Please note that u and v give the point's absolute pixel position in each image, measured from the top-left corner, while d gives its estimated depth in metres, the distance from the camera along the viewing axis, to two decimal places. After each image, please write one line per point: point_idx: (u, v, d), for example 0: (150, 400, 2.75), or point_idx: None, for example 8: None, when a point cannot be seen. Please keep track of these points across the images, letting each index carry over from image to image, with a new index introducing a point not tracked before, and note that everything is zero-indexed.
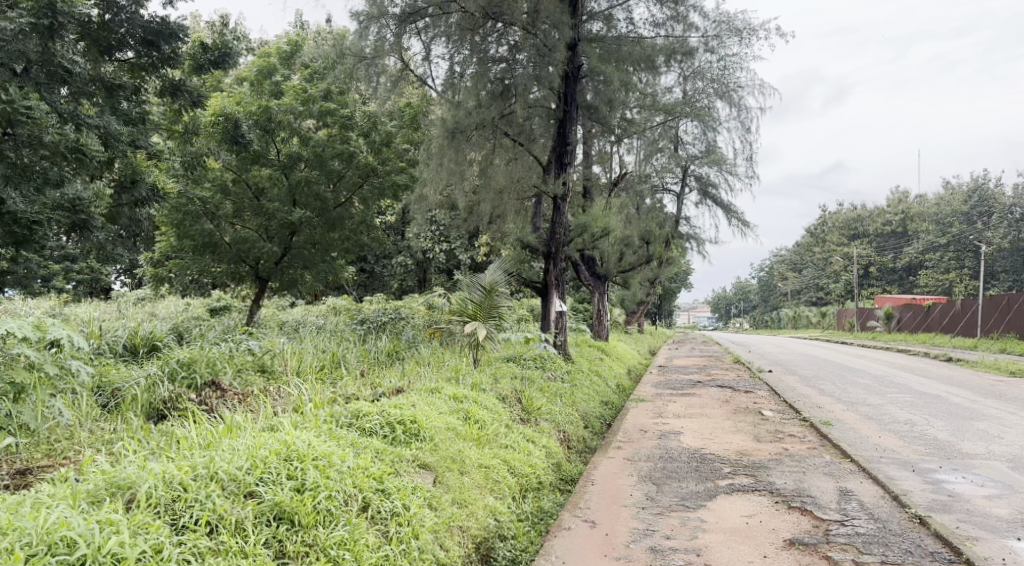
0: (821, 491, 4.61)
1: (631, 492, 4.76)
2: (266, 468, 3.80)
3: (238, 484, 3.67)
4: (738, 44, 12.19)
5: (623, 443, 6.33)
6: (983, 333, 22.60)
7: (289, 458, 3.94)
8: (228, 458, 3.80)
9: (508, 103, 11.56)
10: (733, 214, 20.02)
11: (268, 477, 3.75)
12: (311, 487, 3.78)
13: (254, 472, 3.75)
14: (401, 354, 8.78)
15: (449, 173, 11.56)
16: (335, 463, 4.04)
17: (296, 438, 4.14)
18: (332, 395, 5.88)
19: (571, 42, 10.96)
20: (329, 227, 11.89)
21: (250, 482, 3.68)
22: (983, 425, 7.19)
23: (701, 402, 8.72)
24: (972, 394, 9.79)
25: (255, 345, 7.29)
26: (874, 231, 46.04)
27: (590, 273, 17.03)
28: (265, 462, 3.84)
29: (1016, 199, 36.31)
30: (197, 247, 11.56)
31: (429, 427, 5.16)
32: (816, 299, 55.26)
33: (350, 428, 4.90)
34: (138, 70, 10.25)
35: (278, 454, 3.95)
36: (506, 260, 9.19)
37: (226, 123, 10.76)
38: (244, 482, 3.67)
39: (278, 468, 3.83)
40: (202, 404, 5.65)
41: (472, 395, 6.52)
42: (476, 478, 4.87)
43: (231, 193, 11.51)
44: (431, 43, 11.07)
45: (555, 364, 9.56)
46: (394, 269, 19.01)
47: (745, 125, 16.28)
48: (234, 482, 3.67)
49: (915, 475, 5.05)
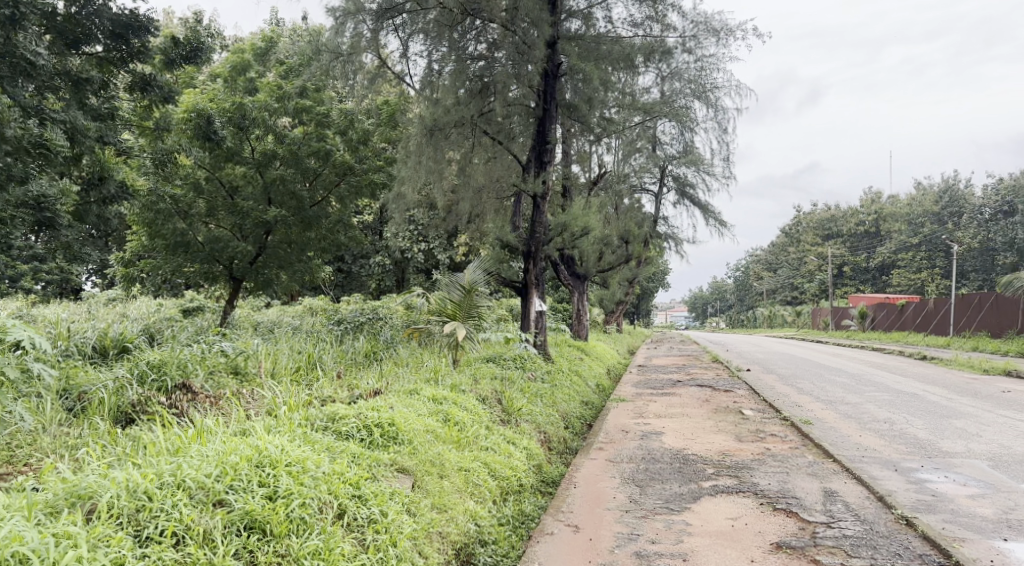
0: (805, 492, 4.56)
1: (614, 494, 4.68)
2: (236, 475, 3.65)
3: (206, 492, 3.52)
4: (715, 45, 12.16)
5: (605, 444, 6.25)
6: (956, 332, 22.89)
7: (261, 465, 3.79)
8: (197, 465, 3.65)
9: (487, 101, 11.35)
10: (710, 213, 20.09)
11: (238, 485, 3.60)
12: (283, 495, 3.64)
13: (223, 479, 3.60)
14: (379, 354, 8.64)
15: (427, 171, 11.24)
16: (309, 469, 3.89)
17: (269, 443, 3.99)
18: (308, 397, 5.73)
19: (550, 40, 10.88)
20: (305, 226, 11.69)
21: (220, 490, 3.54)
22: (961, 424, 7.22)
23: (681, 402, 8.68)
24: (948, 392, 9.87)
25: (227, 346, 7.09)
26: (848, 231, 46.61)
27: (569, 273, 17.02)
28: (235, 468, 3.69)
29: (986, 199, 36.91)
30: (169, 246, 11.30)
31: (407, 430, 5.04)
32: (791, 299, 55.79)
33: (325, 432, 4.76)
34: (107, 64, 9.93)
35: (249, 460, 3.79)
36: (485, 259, 9.08)
37: (198, 119, 10.46)
38: (213, 490, 3.52)
39: (249, 474, 3.68)
40: (172, 408, 5.47)
41: (451, 396, 6.40)
42: (456, 483, 4.75)
43: (204, 191, 11.27)
44: (408, 39, 10.88)
45: (535, 364, 9.47)
46: (371, 269, 18.81)
47: (722, 125, 16.33)
48: (202, 490, 3.52)
49: (898, 474, 5.02)
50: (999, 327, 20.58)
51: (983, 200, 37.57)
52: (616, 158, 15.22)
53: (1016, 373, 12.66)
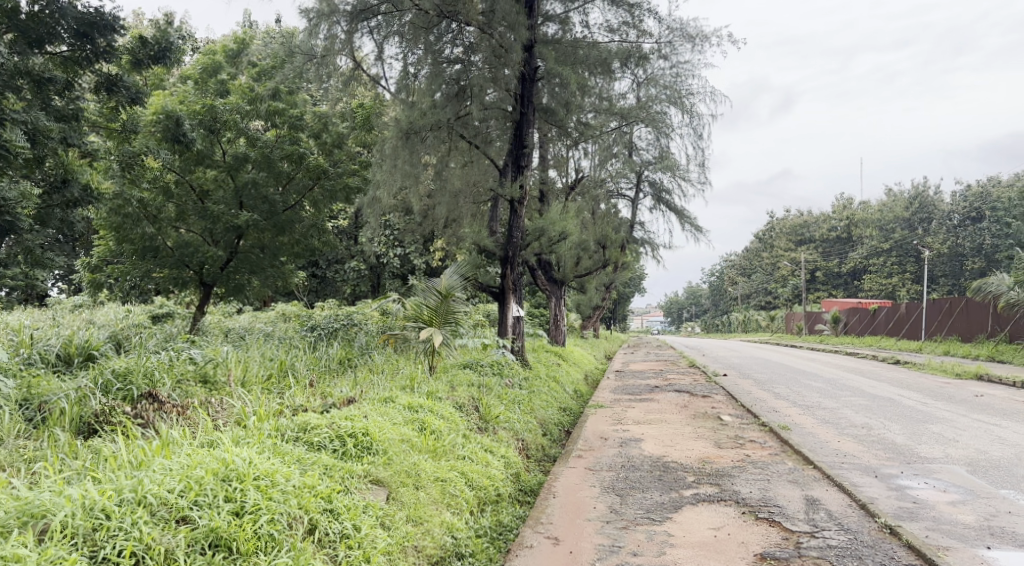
0: (787, 499, 4.51)
1: (594, 504, 4.58)
2: (201, 490, 3.49)
3: (169, 508, 3.37)
4: (691, 51, 12.18)
5: (583, 452, 6.16)
6: (928, 336, 23.20)
7: (227, 479, 3.63)
8: (160, 479, 3.49)
9: (464, 104, 11.27)
10: (686, 219, 20.17)
11: (203, 501, 3.45)
12: (251, 510, 3.49)
13: (188, 494, 3.44)
14: (354, 361, 8.48)
15: (403, 176, 11.05)
16: (279, 483, 3.75)
17: (236, 456, 3.83)
18: (279, 407, 5.57)
19: (526, 43, 10.81)
20: (278, 231, 11.46)
21: (184, 507, 3.38)
22: (938, 429, 7.25)
23: (660, 408, 8.62)
24: (923, 397, 9.94)
25: (196, 353, 6.88)
26: (820, 237, 47.17)
27: (546, 278, 17.02)
28: (200, 483, 3.53)
29: (955, 205, 37.52)
30: (137, 251, 11.02)
31: (382, 439, 4.91)
32: (765, 304, 56.32)
33: (296, 443, 4.61)
34: (71, 65, 9.69)
35: (215, 473, 3.63)
36: (463, 264, 8.93)
37: (167, 121, 10.23)
38: (176, 506, 3.37)
39: (214, 489, 3.52)
40: (138, 418, 5.27)
41: (427, 404, 6.26)
42: (432, 494, 4.62)
43: (174, 195, 11.03)
44: (384, 42, 10.73)
45: (513, 371, 9.36)
46: (346, 274, 18.58)
47: (697, 132, 16.36)
48: (164, 507, 3.37)
49: (879, 481, 5.00)
50: (969, 331, 20.89)
51: (953, 205, 38.16)
52: (592, 163, 15.16)
53: (988, 376, 12.83)
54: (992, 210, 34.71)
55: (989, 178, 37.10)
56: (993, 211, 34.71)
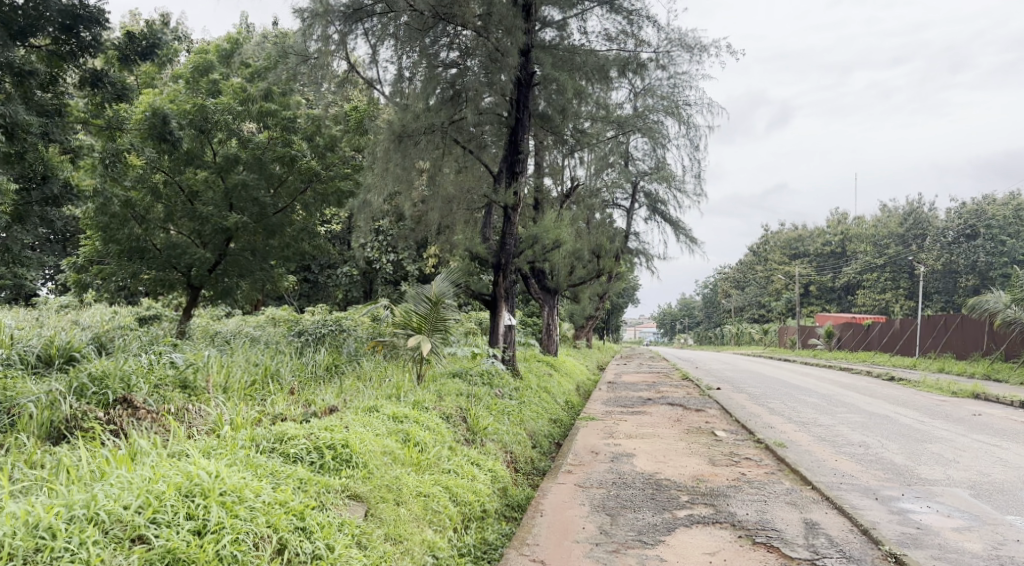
0: (786, 523, 4.31)
1: (582, 524, 4.37)
2: (160, 507, 3.29)
3: (124, 526, 3.16)
4: (688, 61, 12.08)
5: (574, 467, 5.95)
6: (922, 352, 23.10)
7: (190, 494, 3.43)
8: (115, 495, 3.29)
9: (459, 108, 11.10)
10: (681, 230, 20.04)
11: (162, 519, 3.24)
12: (213, 529, 3.29)
13: (145, 511, 3.24)
14: (341, 368, 8.27)
15: (394, 180, 10.92)
16: (247, 499, 3.54)
17: (202, 469, 3.62)
18: (258, 415, 5.37)
19: (523, 48, 10.64)
20: (267, 234, 11.25)
21: (139, 525, 3.17)
22: (937, 449, 7.09)
23: (653, 422, 8.43)
24: (920, 415, 9.78)
25: (177, 357, 6.63)
26: (815, 251, 47.16)
27: (539, 286, 16.94)
28: (159, 499, 3.32)
29: (949, 223, 37.52)
30: (123, 251, 10.84)
31: (362, 452, 4.69)
32: (758, 318, 56.29)
33: (272, 454, 4.40)
34: (55, 59, 9.52)
35: (177, 488, 3.43)
36: (454, 271, 8.74)
37: (153, 118, 10.08)
38: (132, 524, 3.17)
39: (174, 506, 3.32)
40: (110, 424, 5.05)
41: (413, 414, 6.04)
42: (414, 510, 4.42)
43: (163, 196, 10.84)
44: (378, 45, 10.56)
45: (503, 380, 9.15)
46: (338, 279, 18.37)
47: (694, 143, 16.23)
48: (119, 525, 3.16)
49: (880, 504, 4.81)
50: (964, 349, 20.78)
51: (947, 223, 37.61)
52: (588, 172, 15.04)
53: (984, 395, 12.69)
54: (986, 228, 34.70)
55: (983, 196, 37.09)
56: (987, 229, 34.68)
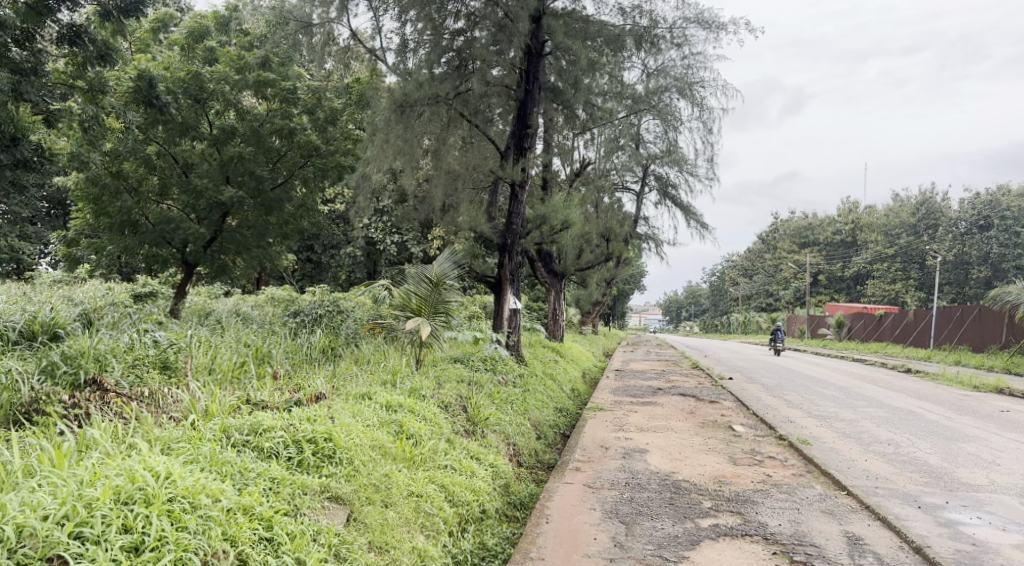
0: (825, 537, 3.83)
1: (594, 534, 3.89)
2: (87, 519, 2.94)
3: (41, 543, 2.83)
4: (705, 40, 11.49)
5: (582, 463, 5.46)
6: (937, 344, 22.48)
7: (126, 503, 3.08)
8: (35, 502, 2.95)
9: (465, 79, 10.47)
10: (692, 215, 19.47)
11: (88, 535, 2.91)
12: (151, 547, 2.96)
13: (67, 526, 2.90)
14: (338, 350, 7.78)
15: (395, 152, 10.18)
16: (198, 507, 3.20)
17: (146, 470, 3.26)
18: (236, 401, 4.90)
19: (534, 14, 10.05)
20: (265, 210, 10.76)
21: (59, 542, 2.84)
22: (973, 449, 6.59)
23: (665, 413, 7.93)
24: (947, 411, 9.23)
25: (159, 336, 6.10)
26: (825, 239, 46.23)
27: (546, 270, 16.63)
28: (88, 510, 2.98)
29: (962, 213, 36.71)
30: (114, 225, 10.33)
31: (348, 446, 4.23)
32: (765, 306, 55.58)
33: (245, 448, 3.93)
34: (35, 15, 8.86)
35: (112, 496, 3.08)
36: (457, 252, 8.28)
37: (139, 81, 9.49)
38: (48, 540, 2.83)
39: (105, 517, 2.98)
40: (73, 409, 4.56)
41: (409, 403, 5.53)
42: (404, 513, 3.98)
43: (156, 168, 10.31)
44: (381, 12, 10.09)
45: (507, 367, 8.67)
46: (342, 260, 17.77)
47: (707, 126, 15.62)
48: (33, 540, 2.83)
49: (925, 513, 4.31)
50: (981, 341, 20.17)
51: (960, 213, 36.84)
52: (598, 153, 14.49)
53: (1009, 390, 12.11)
54: (1001, 218, 33.87)
55: (997, 186, 36.27)
56: (1002, 220, 33.81)
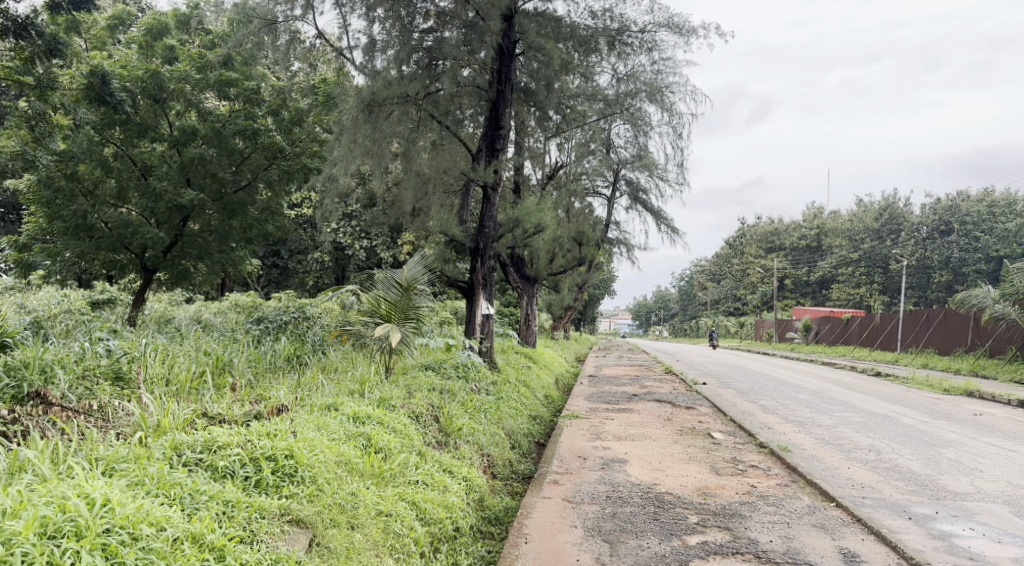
0: (819, 555, 3.66)
1: (577, 555, 3.67)
2: (7, 555, 2.66)
3: None
4: (675, 45, 11.40)
5: (560, 475, 5.22)
6: (903, 348, 22.70)
7: (53, 538, 2.79)
8: None
9: (435, 79, 10.23)
10: (663, 220, 19.42)
11: None
12: None
13: None
14: (303, 358, 7.43)
15: (364, 153, 9.86)
16: (136, 540, 2.92)
17: (76, 497, 2.96)
18: (191, 414, 4.58)
19: (506, 13, 9.83)
20: (227, 213, 10.31)
21: None
22: (953, 454, 6.50)
23: (642, 420, 7.75)
24: (921, 414, 9.18)
25: (111, 346, 5.71)
26: (790, 245, 46.65)
27: (517, 274, 16.37)
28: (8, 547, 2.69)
29: (924, 218, 37.21)
30: (68, 229, 9.73)
31: (311, 463, 3.94)
32: (733, 310, 55.92)
33: (196, 468, 3.64)
34: None
35: (35, 530, 2.78)
36: (427, 255, 8.01)
37: (91, 77, 9.08)
38: None
39: (27, 554, 2.69)
40: (11, 427, 4.19)
41: (377, 414, 5.24)
42: (371, 536, 3.71)
43: (114, 170, 9.72)
44: (348, 10, 9.80)
45: (480, 374, 8.40)
46: (309, 265, 17.34)
47: (677, 131, 15.58)
48: None
49: (917, 525, 4.16)
50: (947, 344, 20.41)
51: (921, 218, 37.34)
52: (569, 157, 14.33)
53: (979, 393, 12.15)
54: (961, 223, 34.43)
55: (957, 192, 36.84)
56: (962, 225, 34.34)
